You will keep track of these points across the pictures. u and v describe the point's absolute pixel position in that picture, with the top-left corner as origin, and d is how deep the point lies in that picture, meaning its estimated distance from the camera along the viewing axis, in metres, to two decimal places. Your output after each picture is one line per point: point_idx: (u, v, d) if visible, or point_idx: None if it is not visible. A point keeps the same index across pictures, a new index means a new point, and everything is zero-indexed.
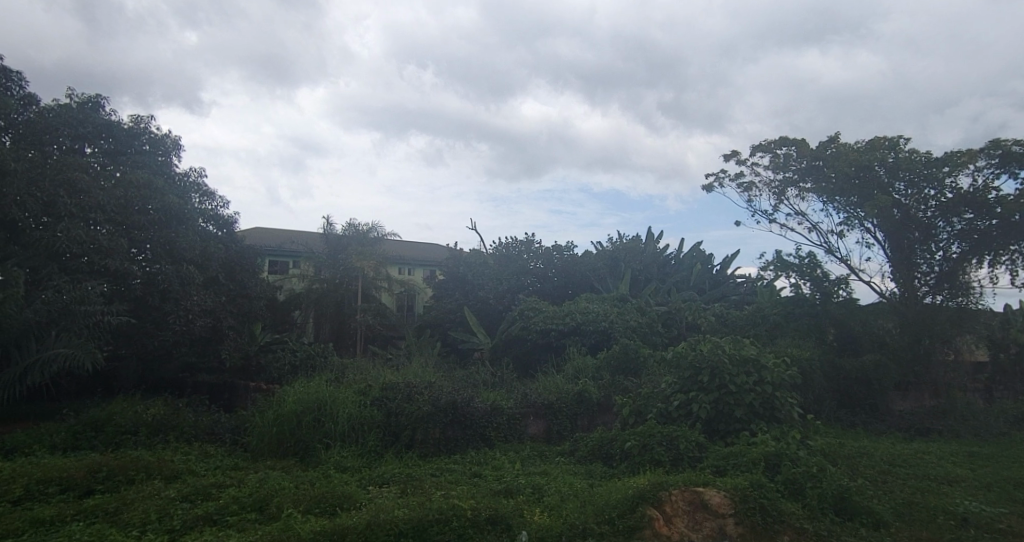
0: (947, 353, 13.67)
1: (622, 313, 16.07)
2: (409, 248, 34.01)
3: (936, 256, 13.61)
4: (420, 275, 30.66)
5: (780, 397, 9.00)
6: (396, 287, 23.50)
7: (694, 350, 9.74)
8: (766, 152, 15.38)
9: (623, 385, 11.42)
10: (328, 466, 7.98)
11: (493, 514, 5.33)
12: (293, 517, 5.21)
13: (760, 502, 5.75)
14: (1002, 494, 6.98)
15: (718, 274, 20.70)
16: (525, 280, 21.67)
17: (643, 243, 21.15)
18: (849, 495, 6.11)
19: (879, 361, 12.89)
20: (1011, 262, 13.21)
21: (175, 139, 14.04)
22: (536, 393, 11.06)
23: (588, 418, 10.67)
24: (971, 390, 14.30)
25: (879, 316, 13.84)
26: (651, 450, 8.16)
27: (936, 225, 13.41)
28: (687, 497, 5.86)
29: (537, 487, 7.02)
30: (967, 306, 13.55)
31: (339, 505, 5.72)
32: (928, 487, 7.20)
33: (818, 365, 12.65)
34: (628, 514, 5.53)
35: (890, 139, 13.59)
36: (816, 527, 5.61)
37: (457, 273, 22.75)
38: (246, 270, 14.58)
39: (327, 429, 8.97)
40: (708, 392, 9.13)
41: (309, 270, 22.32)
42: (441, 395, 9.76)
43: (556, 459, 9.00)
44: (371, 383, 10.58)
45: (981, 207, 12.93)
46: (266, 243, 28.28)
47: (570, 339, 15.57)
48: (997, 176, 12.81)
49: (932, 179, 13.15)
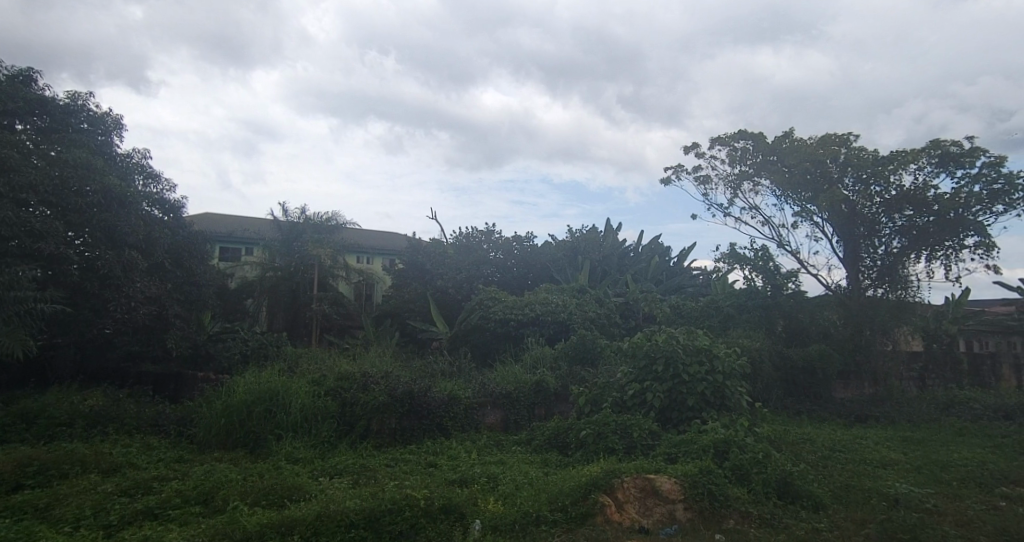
0: (887, 343, 14.30)
1: (580, 303, 16.25)
2: (367, 236, 33.49)
3: (879, 251, 14.26)
4: (378, 265, 30.32)
5: (730, 386, 9.27)
6: (354, 276, 23.09)
7: (649, 340, 9.96)
8: (724, 146, 15.75)
9: (580, 375, 11.57)
10: (279, 457, 7.84)
11: (446, 502, 5.34)
12: (238, 510, 5.11)
13: (708, 488, 5.93)
14: (931, 476, 7.38)
15: (674, 266, 21.22)
16: (484, 270, 21.66)
17: (602, 235, 21.46)
18: (791, 480, 6.35)
19: (823, 351, 13.42)
20: (947, 258, 13.87)
21: (117, 118, 13.42)
22: (494, 382, 11.09)
23: (545, 407, 10.79)
24: (907, 378, 15.02)
25: (825, 308, 14.41)
26: (605, 438, 8.28)
27: (880, 220, 13.97)
28: (638, 483, 6.00)
29: (491, 476, 7.05)
30: (905, 299, 14.17)
31: (288, 496, 5.61)
32: (864, 471, 7.55)
33: (766, 355, 13.11)
34: (580, 502, 5.63)
35: (841, 135, 13.87)
36: (760, 510, 5.84)
37: (417, 262, 22.56)
38: (194, 257, 14.11)
39: (278, 420, 8.78)
40: (663, 382, 9.35)
41: (264, 258, 21.80)
42: (398, 385, 9.67)
43: (512, 448, 9.07)
44: (325, 373, 10.44)
45: (922, 204, 13.44)
46: (216, 230, 27.41)
47: (528, 330, 15.65)
48: (935, 175, 13.42)
49: (878, 177, 13.60)
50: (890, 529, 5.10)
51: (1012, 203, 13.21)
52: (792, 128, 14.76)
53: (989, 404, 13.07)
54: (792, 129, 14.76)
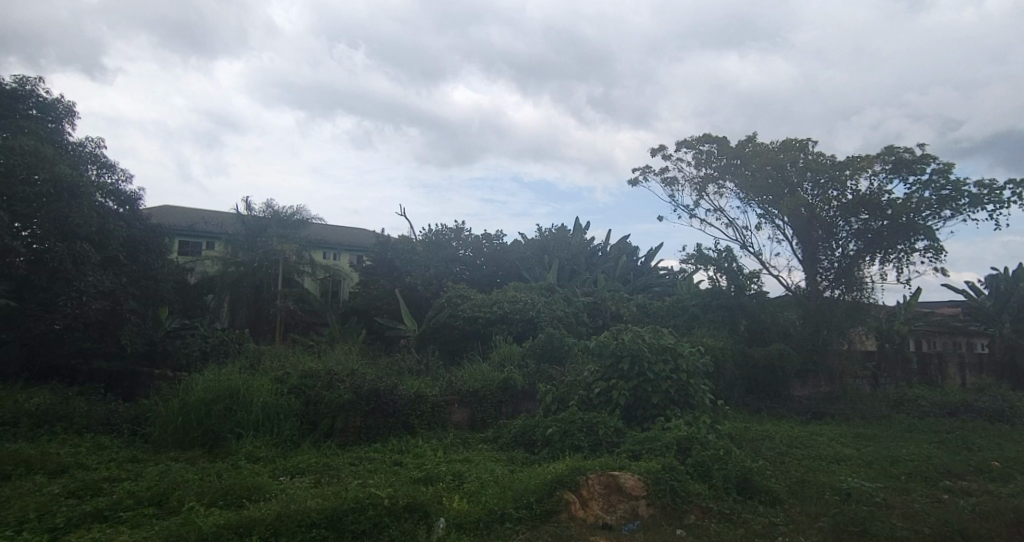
0: (843, 343, 14.74)
1: (548, 302, 16.36)
2: (334, 232, 33.04)
3: (836, 254, 14.69)
4: (346, 261, 29.94)
5: (693, 384, 9.46)
6: (320, 272, 22.74)
7: (616, 339, 10.09)
8: (690, 149, 16.02)
9: (547, 373, 11.63)
10: (238, 456, 7.68)
11: (410, 501, 5.31)
12: (194, 511, 5.00)
13: (669, 484, 6.05)
14: (882, 470, 7.65)
15: (642, 266, 21.51)
16: (453, 267, 21.60)
17: (571, 234, 21.63)
18: (750, 475, 6.50)
19: (783, 350, 13.77)
20: (900, 261, 14.37)
21: (70, 105, 12.96)
22: (461, 380, 11.06)
23: (512, 405, 10.83)
24: (861, 376, 15.52)
25: (786, 308, 14.78)
26: (571, 436, 8.35)
27: (837, 224, 14.40)
28: (602, 481, 6.08)
29: (456, 474, 7.04)
30: (861, 300, 14.63)
31: (247, 496, 5.51)
32: (820, 466, 7.78)
33: (728, 354, 13.40)
34: (546, 499, 5.67)
35: (801, 141, 14.30)
36: (720, 505, 5.97)
37: (385, 259, 22.34)
38: (151, 251, 13.73)
39: (239, 418, 8.61)
40: (628, 380, 9.48)
41: (226, 252, 21.29)
42: (364, 383, 9.57)
43: (478, 446, 9.07)
44: (289, 370, 10.27)
45: (876, 208, 13.89)
46: (176, 223, 26.67)
47: (496, 327, 15.65)
48: (889, 181, 13.89)
49: (835, 182, 14.01)
50: (842, 523, 5.26)
51: (959, 208, 13.77)
52: (755, 133, 15.09)
53: (936, 401, 13.61)
54: (755, 133, 15.09)
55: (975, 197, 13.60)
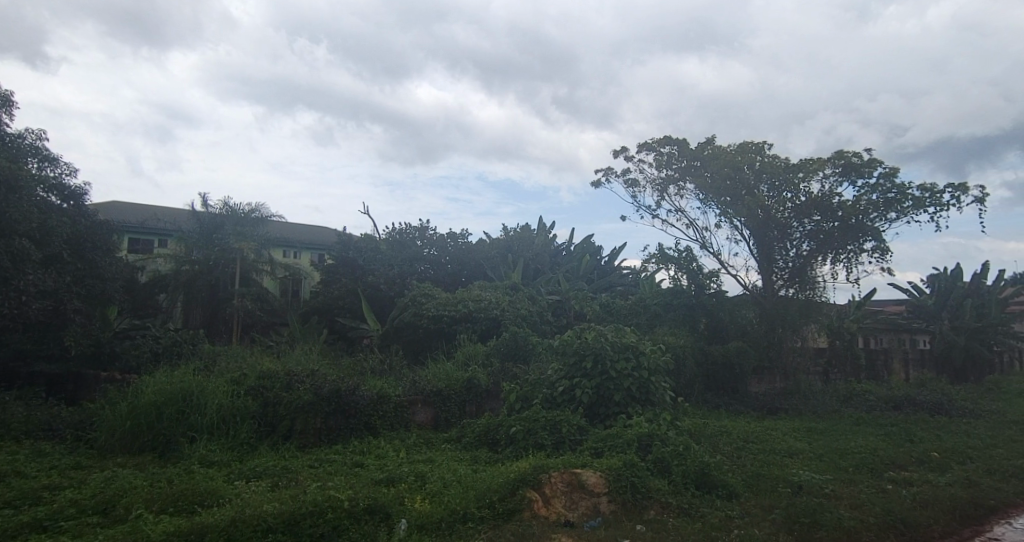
0: (797, 340, 15.22)
1: (512, 300, 16.40)
2: (294, 230, 32.41)
3: (790, 254, 15.12)
4: (307, 260, 29.40)
5: (654, 381, 9.62)
6: (280, 271, 22.25)
7: (579, 338, 10.18)
8: (651, 151, 16.25)
9: (511, 372, 11.63)
10: (191, 460, 7.45)
11: (371, 503, 5.26)
12: (143, 518, 4.84)
13: (631, 481, 6.15)
14: (832, 463, 7.92)
15: (605, 266, 21.75)
16: (417, 266, 21.44)
17: (536, 234, 21.73)
18: (708, 470, 6.65)
19: (741, 347, 14.12)
20: (849, 261, 14.88)
21: (7, 95, 12.37)
22: (425, 380, 10.98)
23: (476, 404, 10.83)
24: (814, 372, 16.05)
25: (743, 306, 15.17)
26: (534, 434, 8.38)
27: (791, 225, 14.81)
28: (565, 478, 6.12)
29: (418, 475, 6.99)
30: (814, 298, 15.11)
31: (199, 502, 5.36)
32: (774, 460, 8.01)
33: (688, 351, 13.67)
34: (509, 497, 5.68)
35: (757, 144, 14.66)
36: (678, 500, 6.10)
37: (348, 257, 21.99)
38: (97, 248, 13.22)
39: (192, 421, 8.36)
40: (591, 378, 9.57)
41: (179, 250, 20.57)
42: (324, 383, 9.41)
43: (441, 446, 9.03)
44: (246, 372, 10.03)
45: (827, 210, 14.35)
46: (126, 219, 25.73)
47: (460, 326, 15.59)
48: (839, 184, 14.37)
49: (789, 184, 14.42)
50: (794, 514, 5.41)
51: (904, 210, 14.35)
52: (714, 135, 15.40)
53: (883, 396, 14.16)
54: (714, 136, 15.40)
55: (918, 200, 14.19)
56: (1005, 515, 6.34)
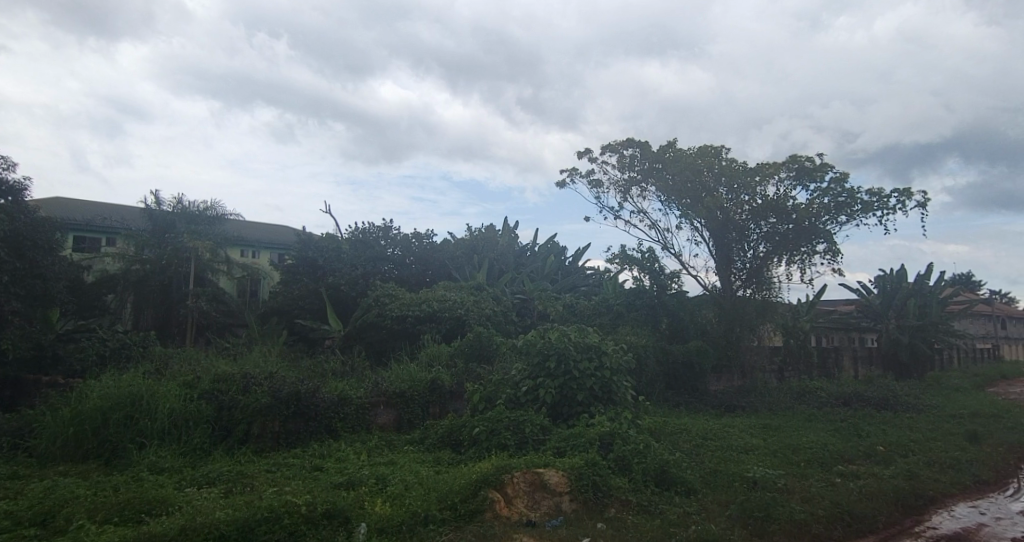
0: (754, 339, 15.61)
1: (477, 301, 16.35)
2: (252, 228, 31.63)
3: (748, 255, 15.49)
4: (266, 259, 28.74)
5: (616, 380, 9.72)
6: (238, 271, 21.69)
7: (542, 338, 10.21)
8: (614, 152, 16.44)
9: (476, 372, 11.60)
10: (140, 467, 7.18)
11: (330, 507, 5.15)
12: (85, 528, 4.64)
13: (592, 479, 6.19)
14: (786, 458, 8.15)
15: (570, 266, 21.90)
16: (381, 266, 21.13)
17: (500, 233, 21.73)
18: (667, 468, 6.75)
19: (701, 347, 14.39)
20: (804, 262, 15.32)
21: None
22: (388, 381, 10.84)
23: (440, 405, 10.75)
24: (769, 370, 16.50)
25: (703, 306, 15.46)
26: (498, 435, 8.35)
27: (749, 227, 15.15)
28: (527, 478, 6.13)
29: (379, 477, 6.90)
30: (770, 298, 15.52)
31: (147, 511, 5.16)
32: (731, 457, 8.18)
33: (650, 350, 13.86)
34: (470, 499, 5.64)
35: (716, 148, 14.94)
36: (639, 498, 6.17)
37: (308, 257, 21.55)
38: (39, 247, 12.65)
39: (142, 427, 8.07)
40: (554, 378, 9.61)
41: (129, 249, 19.79)
42: (283, 385, 9.20)
43: (404, 448, 8.93)
44: (200, 375, 9.73)
45: (783, 213, 14.73)
46: (72, 217, 24.70)
47: (424, 326, 15.45)
48: (793, 187, 14.79)
49: (746, 187, 14.75)
50: (747, 509, 5.52)
51: (853, 214, 14.85)
52: (674, 138, 15.65)
53: (833, 392, 14.65)
54: (674, 139, 15.65)
55: (866, 204, 14.71)
56: (943, 505, 6.64)
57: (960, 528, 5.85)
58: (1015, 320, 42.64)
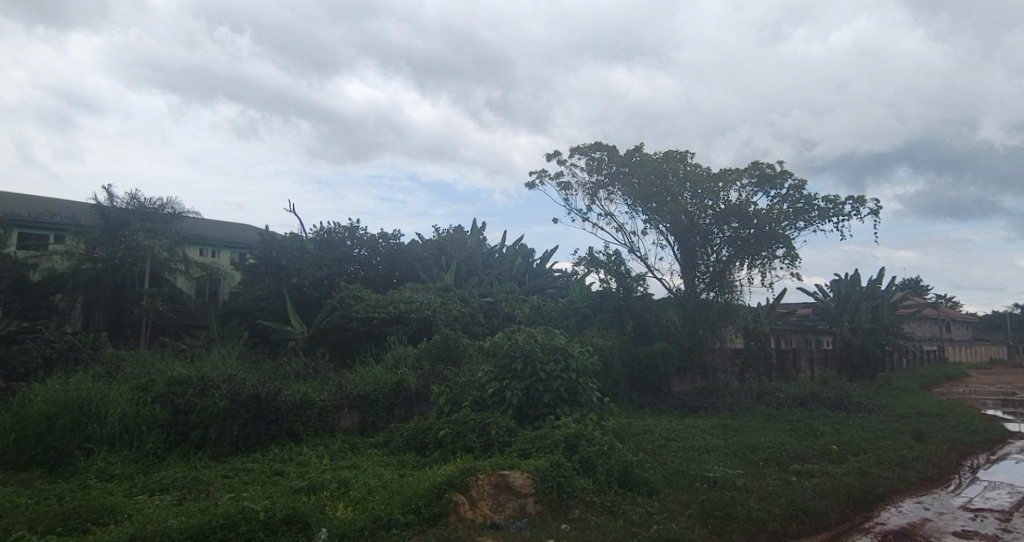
0: (716, 341, 15.89)
1: (444, 302, 16.24)
2: (213, 227, 30.85)
3: (711, 259, 15.78)
4: (226, 259, 28.06)
5: (582, 382, 9.76)
6: (196, 270, 21.09)
7: (509, 340, 10.20)
8: (582, 156, 16.55)
9: (442, 375, 11.50)
10: (88, 474, 6.89)
11: (289, 513, 5.02)
12: (25, 539, 4.42)
13: (557, 481, 6.19)
14: (746, 457, 8.30)
15: (537, 268, 21.97)
16: (346, 266, 20.83)
17: (468, 235, 21.65)
18: (631, 469, 6.80)
19: (664, 349, 14.58)
20: (764, 266, 15.68)
21: None
22: (352, 383, 10.67)
23: (405, 408, 10.61)
24: (731, 371, 16.82)
25: (667, 308, 15.67)
26: (463, 437, 8.30)
27: (712, 231, 15.42)
28: (492, 480, 6.09)
29: (342, 481, 6.78)
30: (732, 301, 15.84)
31: (94, 520, 4.96)
32: (693, 457, 8.29)
33: (615, 352, 13.98)
34: (434, 502, 5.59)
35: (681, 153, 15.17)
36: (603, 498, 6.20)
37: (271, 257, 21.10)
38: None
39: (91, 432, 7.75)
40: (521, 380, 9.60)
41: (79, 247, 19.04)
42: (243, 388, 8.96)
43: (368, 451, 8.80)
44: (155, 378, 9.41)
45: (744, 217, 15.02)
46: (19, 213, 23.67)
47: (390, 328, 15.28)
48: (754, 193, 15.11)
49: (710, 192, 15.01)
50: (708, 508, 5.57)
51: (811, 219, 15.27)
52: (641, 143, 15.83)
53: (791, 393, 15.01)
54: (641, 144, 15.83)
55: (823, 210, 15.14)
56: (891, 502, 6.86)
57: (907, 523, 6.06)
58: (961, 323, 44.62)
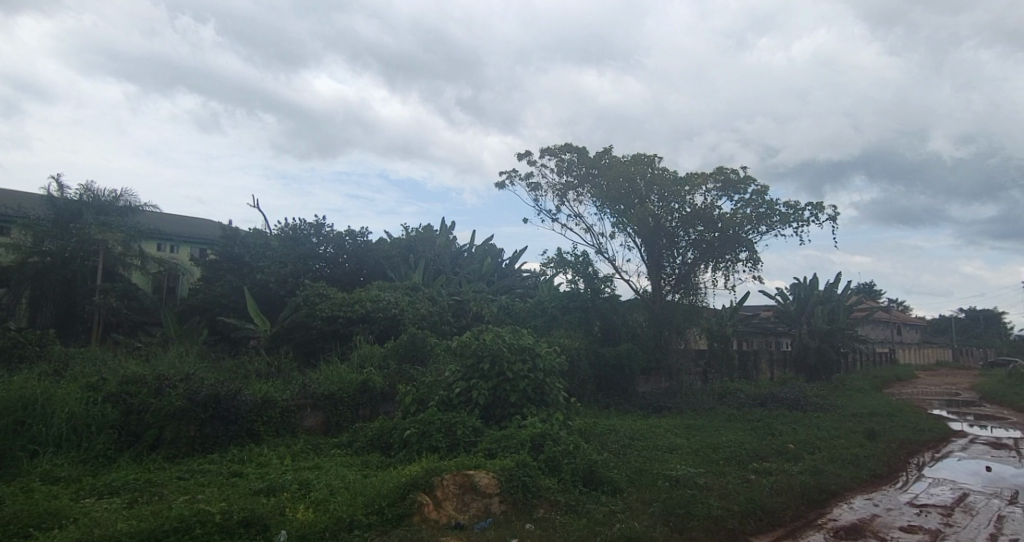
0: (681, 342, 16.13)
1: (411, 301, 16.10)
2: (172, 221, 30.02)
3: (677, 261, 16.01)
4: (186, 254, 27.34)
5: (548, 382, 9.78)
6: (154, 266, 20.46)
7: (477, 339, 10.16)
8: (552, 157, 16.60)
9: (408, 374, 11.39)
10: (32, 477, 6.59)
11: (248, 515, 4.88)
12: None
13: (522, 481, 6.17)
14: (707, 456, 8.42)
15: (506, 268, 21.98)
16: (312, 264, 20.24)
17: (437, 234, 21.47)
18: (596, 467, 6.83)
19: (631, 349, 14.73)
20: (728, 269, 15.97)
21: None
22: (316, 382, 10.46)
23: (370, 407, 10.45)
24: (694, 371, 17.10)
25: (634, 309, 15.83)
26: (429, 437, 8.21)
27: (678, 234, 15.64)
28: (457, 481, 6.03)
29: (303, 482, 6.64)
30: (696, 303, 16.10)
31: (37, 524, 4.74)
32: (657, 456, 8.38)
33: (582, 353, 14.05)
34: (397, 502, 5.51)
35: (649, 156, 15.34)
36: (567, 498, 6.22)
37: (233, 253, 20.61)
38: None
39: (36, 433, 7.42)
40: (488, 379, 9.55)
41: (27, 239, 18.25)
42: (200, 388, 8.70)
43: (331, 451, 8.65)
44: (107, 376, 9.07)
45: (709, 221, 15.27)
46: None
47: (356, 327, 15.07)
48: (719, 197, 15.38)
49: (676, 195, 15.21)
50: (669, 506, 5.61)
51: (772, 224, 15.61)
52: (610, 146, 15.96)
53: (751, 393, 15.33)
54: (610, 146, 15.96)
55: (784, 215, 15.50)
56: (843, 498, 7.05)
57: (858, 519, 6.23)
58: (910, 326, 46.35)
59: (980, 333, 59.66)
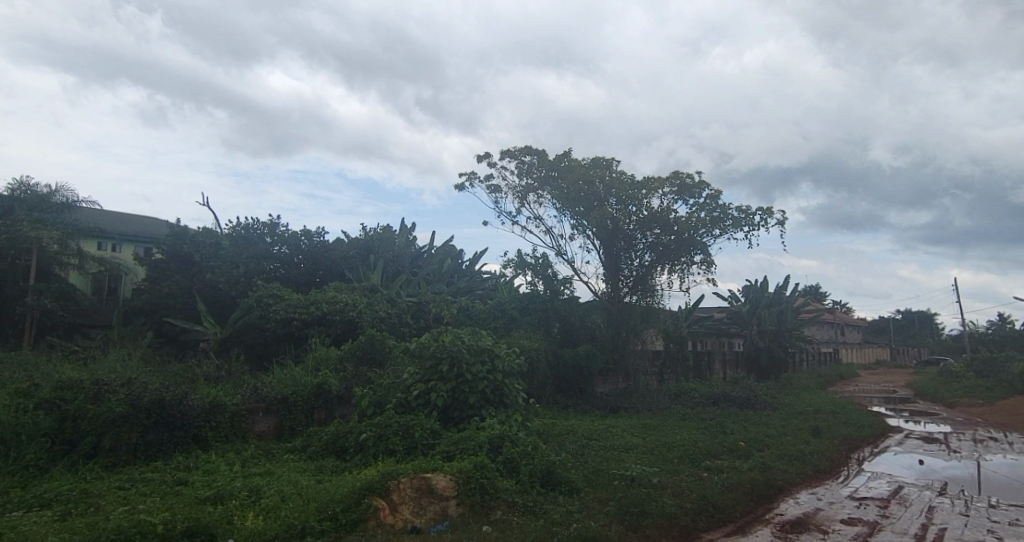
0: (638, 343, 16.33)
1: (369, 302, 15.80)
2: (115, 219, 28.79)
3: (634, 263, 16.20)
4: (130, 253, 26.25)
5: (507, 383, 9.73)
6: (94, 264, 19.50)
7: (435, 341, 10.04)
8: (512, 159, 16.58)
9: (365, 376, 11.16)
10: None
11: (192, 524, 4.67)
12: None
13: (480, 482, 6.09)
14: (663, 455, 8.52)
15: (466, 269, 21.90)
16: (266, 265, 19.52)
17: (396, 235, 21.19)
18: (553, 467, 6.81)
19: (589, 350, 14.83)
20: (683, 271, 16.25)
21: None
22: (268, 386, 10.13)
23: (326, 411, 10.18)
24: (651, 372, 17.34)
25: (592, 311, 15.95)
26: (385, 440, 8.05)
27: (635, 236, 15.83)
28: (414, 484, 5.91)
29: (253, 489, 6.40)
30: (653, 305, 16.33)
31: None
32: (613, 456, 8.43)
33: (541, 354, 14.07)
34: (352, 507, 5.38)
35: (607, 160, 15.48)
36: (524, 499, 6.18)
37: (182, 252, 19.84)
38: None
39: None
40: (446, 381, 9.44)
41: None
42: (144, 392, 8.29)
43: (284, 457, 8.39)
44: (40, 382, 8.56)
45: (665, 224, 15.51)
46: None
47: (311, 329, 14.70)
48: (675, 201, 15.65)
49: (634, 199, 15.38)
50: (624, 504, 5.63)
51: (726, 228, 15.97)
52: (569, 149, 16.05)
53: (705, 393, 15.64)
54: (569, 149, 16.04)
55: (736, 219, 15.88)
56: (790, 494, 7.23)
57: (803, 513, 6.40)
58: (854, 327, 48.26)
59: (916, 333, 62.70)
